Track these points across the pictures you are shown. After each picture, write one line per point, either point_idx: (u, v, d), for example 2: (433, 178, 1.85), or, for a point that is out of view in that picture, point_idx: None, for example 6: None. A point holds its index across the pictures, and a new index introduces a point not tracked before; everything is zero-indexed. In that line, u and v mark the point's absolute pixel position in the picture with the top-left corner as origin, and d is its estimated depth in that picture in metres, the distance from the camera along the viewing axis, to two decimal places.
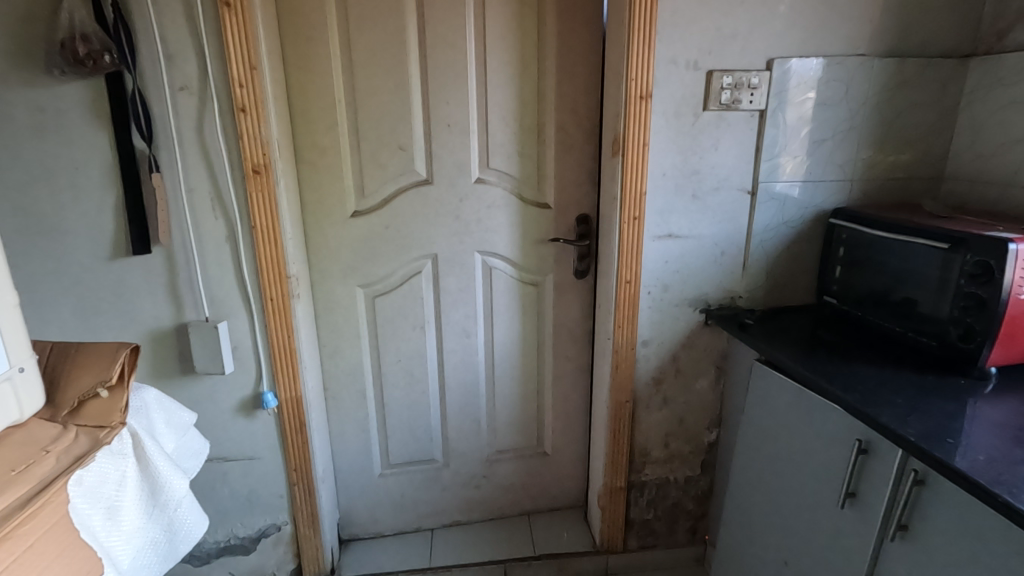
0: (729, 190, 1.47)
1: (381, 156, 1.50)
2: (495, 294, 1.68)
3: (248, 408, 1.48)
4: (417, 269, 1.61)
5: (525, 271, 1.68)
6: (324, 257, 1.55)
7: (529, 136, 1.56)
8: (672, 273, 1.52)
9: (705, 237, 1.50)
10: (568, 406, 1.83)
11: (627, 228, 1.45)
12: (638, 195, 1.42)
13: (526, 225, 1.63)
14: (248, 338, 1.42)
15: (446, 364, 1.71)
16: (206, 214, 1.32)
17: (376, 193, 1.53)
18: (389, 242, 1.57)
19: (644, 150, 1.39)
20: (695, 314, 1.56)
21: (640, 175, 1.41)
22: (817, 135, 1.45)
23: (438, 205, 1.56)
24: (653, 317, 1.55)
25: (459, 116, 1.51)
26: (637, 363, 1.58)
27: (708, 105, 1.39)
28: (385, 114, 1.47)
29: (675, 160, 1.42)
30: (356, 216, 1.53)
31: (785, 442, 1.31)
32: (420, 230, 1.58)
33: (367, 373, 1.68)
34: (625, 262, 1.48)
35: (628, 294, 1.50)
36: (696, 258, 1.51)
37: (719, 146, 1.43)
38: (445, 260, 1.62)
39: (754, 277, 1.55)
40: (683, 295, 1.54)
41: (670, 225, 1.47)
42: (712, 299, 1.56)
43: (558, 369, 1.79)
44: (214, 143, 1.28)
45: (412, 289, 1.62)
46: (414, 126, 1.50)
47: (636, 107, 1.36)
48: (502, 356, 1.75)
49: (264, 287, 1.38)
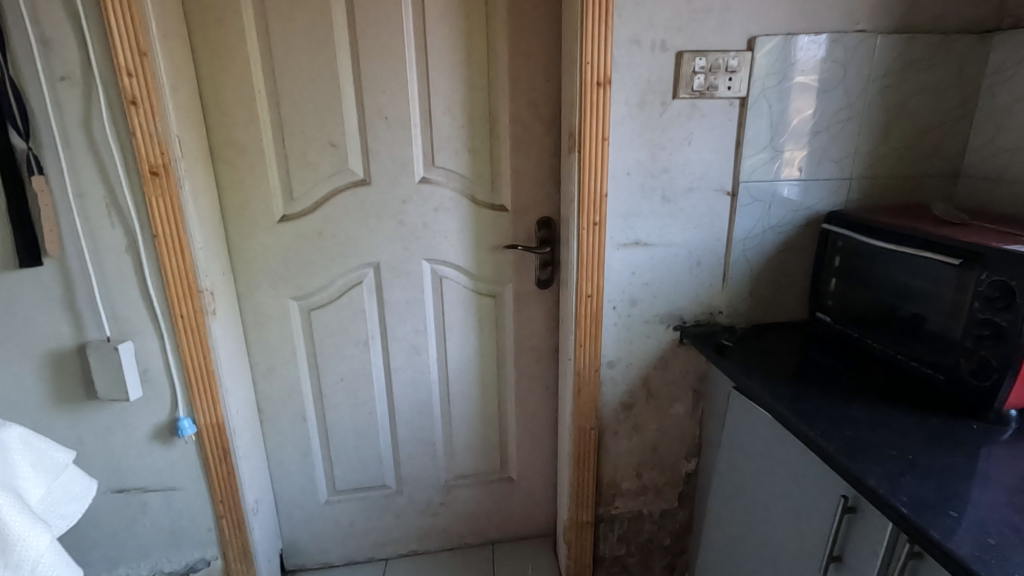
0: (705, 191, 1.27)
1: (310, 154, 1.33)
2: (448, 307, 1.51)
3: (165, 435, 1.33)
4: (358, 279, 1.44)
5: (481, 281, 1.50)
6: (251, 267, 1.39)
7: (481, 129, 1.38)
8: (640, 286, 1.33)
9: (678, 245, 1.30)
10: (534, 429, 1.66)
11: (586, 236, 1.26)
12: (598, 197, 1.23)
13: (479, 230, 1.45)
14: (159, 359, 1.27)
15: (395, 383, 1.55)
16: (101, 221, 1.17)
17: (306, 195, 1.36)
18: (324, 250, 1.40)
19: (604, 145, 1.20)
20: (668, 332, 1.38)
21: (600, 175, 1.22)
22: (809, 126, 1.24)
23: (377, 208, 1.39)
24: (619, 335, 1.36)
25: (397, 108, 1.33)
26: (602, 386, 1.40)
27: (679, 92, 1.19)
28: (313, 107, 1.30)
29: (642, 157, 1.23)
30: (284, 221, 1.37)
31: (765, 487, 1.12)
32: (359, 236, 1.41)
33: (306, 393, 1.52)
34: (585, 274, 1.29)
35: (589, 310, 1.32)
36: (668, 268, 1.32)
37: (692, 140, 1.23)
38: (389, 269, 1.45)
39: (736, 290, 1.35)
40: (654, 311, 1.35)
41: (637, 232, 1.28)
42: (688, 315, 1.37)
43: (521, 389, 1.61)
44: (105, 141, 1.12)
45: (352, 302, 1.46)
46: (347, 119, 1.32)
47: (592, 95, 1.17)
48: (458, 374, 1.58)
49: (172, 304, 1.23)
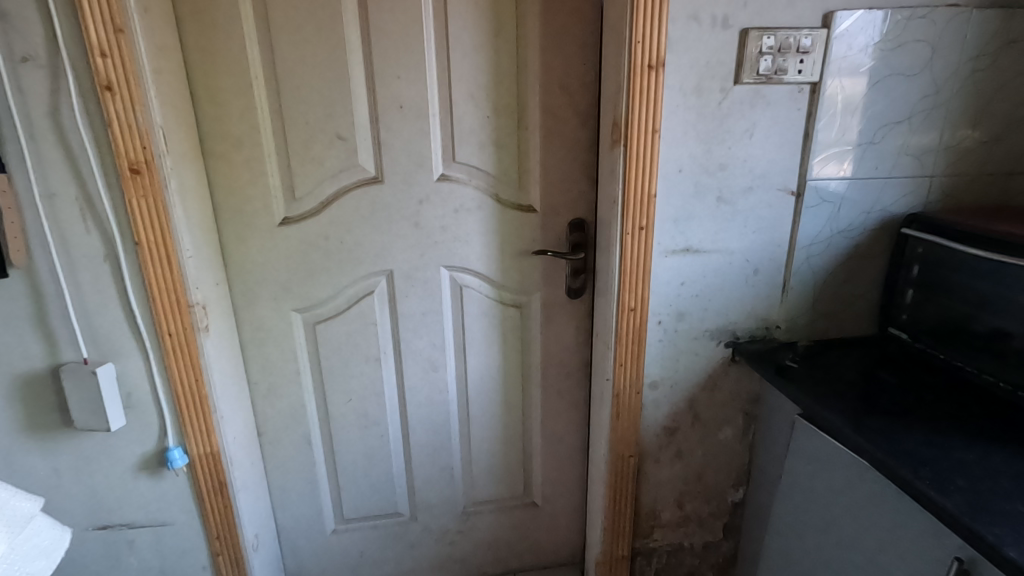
0: (767, 191, 1.11)
1: (314, 148, 1.17)
2: (468, 319, 1.35)
3: (153, 466, 1.18)
4: (369, 288, 1.29)
5: (505, 290, 1.35)
6: (248, 276, 1.23)
7: (508, 120, 1.22)
8: (689, 297, 1.17)
9: (734, 252, 1.15)
10: (561, 450, 1.51)
11: (630, 242, 1.11)
12: (645, 198, 1.08)
13: (504, 234, 1.30)
14: (145, 382, 1.12)
15: (410, 402, 1.40)
16: (75, 226, 1.01)
17: (310, 195, 1.20)
18: (330, 257, 1.25)
19: (654, 138, 1.04)
20: (719, 349, 1.22)
21: (648, 173, 1.06)
22: (887, 116, 1.08)
23: (391, 210, 1.24)
24: (664, 353, 1.21)
25: (413, 96, 1.17)
26: (644, 409, 1.25)
27: (741, 77, 1.03)
28: (318, 94, 1.14)
29: (696, 152, 1.07)
30: (286, 224, 1.21)
31: (851, 540, 0.97)
32: (370, 241, 1.25)
33: (311, 415, 1.37)
34: (628, 285, 1.14)
35: (632, 325, 1.17)
36: (722, 278, 1.16)
37: (754, 132, 1.07)
38: (403, 277, 1.29)
39: (797, 303, 1.19)
40: (704, 326, 1.20)
41: (687, 237, 1.13)
42: (741, 330, 1.21)
43: (547, 407, 1.46)
44: (77, 133, 0.96)
45: (362, 314, 1.30)
46: (356, 109, 1.16)
47: (642, 81, 1.01)
48: (479, 392, 1.42)
49: (158, 320, 1.07)
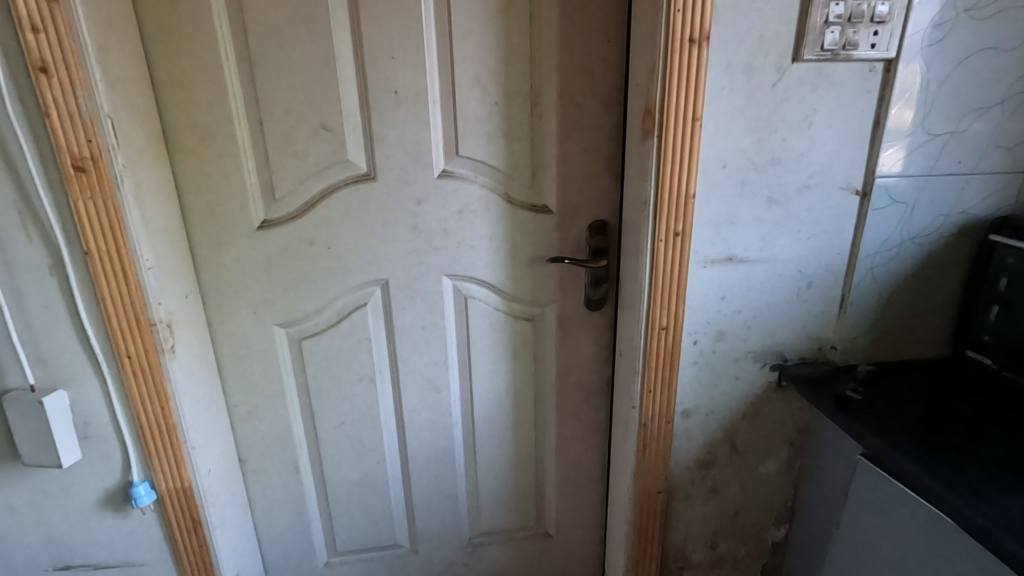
0: (827, 190, 0.94)
1: (296, 140, 1.01)
2: (474, 334, 1.20)
3: (118, 502, 1.04)
4: (361, 300, 1.14)
5: (516, 301, 1.19)
6: (224, 287, 1.08)
7: (520, 107, 1.05)
8: (730, 314, 1.00)
9: (785, 262, 0.98)
10: (577, 478, 1.35)
11: (663, 250, 0.94)
12: (681, 199, 0.91)
13: (515, 238, 1.14)
14: (103, 410, 0.98)
15: (409, 425, 1.25)
16: (14, 234, 0.86)
17: (293, 195, 1.05)
18: (317, 265, 1.10)
19: (693, 128, 0.87)
20: (764, 373, 1.05)
21: (685, 169, 0.89)
22: (975, 99, 0.90)
23: (385, 212, 1.08)
24: (700, 377, 1.05)
25: (410, 80, 1.01)
26: (675, 440, 1.09)
27: (801, 54, 0.85)
28: (299, 78, 0.98)
29: (744, 144, 0.90)
30: (265, 228, 1.06)
31: None
32: (362, 247, 1.10)
33: (298, 440, 1.22)
34: (658, 301, 0.98)
35: (663, 345, 1.00)
36: (769, 292, 1.00)
37: (814, 120, 0.90)
38: (400, 287, 1.14)
39: (857, 321, 1.02)
40: (746, 347, 1.03)
41: (730, 245, 0.96)
42: (790, 351, 1.04)
43: (563, 431, 1.31)
44: (9, 124, 0.81)
45: (354, 329, 1.15)
46: (344, 95, 1.01)
47: (680, 58, 0.84)
48: (486, 415, 1.27)
49: (115, 341, 0.93)
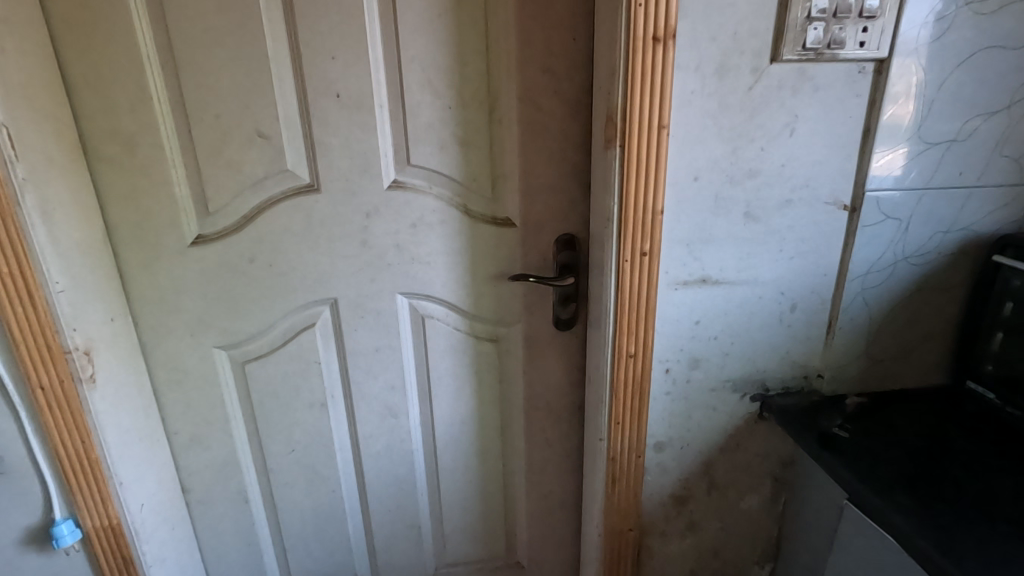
0: (811, 205, 0.84)
1: (230, 149, 0.93)
2: (433, 355, 1.11)
3: (41, 540, 0.97)
4: (309, 321, 1.05)
5: (478, 321, 1.10)
6: (157, 308, 1.00)
7: (476, 112, 0.96)
8: (705, 340, 0.91)
9: (765, 283, 0.88)
10: (549, 507, 1.26)
11: (629, 271, 0.85)
12: (648, 215, 0.82)
13: (475, 254, 1.05)
14: (18, 444, 0.90)
15: (366, 453, 1.16)
16: None
17: (228, 208, 0.96)
18: (259, 284, 1.01)
19: (659, 136, 0.78)
20: (744, 404, 0.96)
21: (651, 182, 0.80)
22: (977, 104, 0.80)
23: (331, 226, 0.99)
24: (673, 407, 0.95)
25: (353, 83, 0.92)
26: (647, 474, 1.00)
27: (781, 53, 0.76)
28: (230, 81, 0.89)
29: (717, 154, 0.80)
30: (200, 243, 0.97)
31: None
32: (307, 264, 1.01)
33: (246, 468, 1.14)
34: (625, 326, 0.88)
35: (631, 374, 0.91)
36: (748, 316, 0.90)
37: (796, 128, 0.80)
38: (350, 307, 1.05)
39: (846, 348, 0.93)
40: (724, 376, 0.94)
41: (704, 265, 0.86)
42: (772, 380, 0.95)
43: (532, 458, 1.22)
44: None
45: (302, 352, 1.06)
46: (281, 100, 0.92)
47: (643, 58, 0.74)
48: (449, 441, 1.18)
49: (24, 371, 0.85)
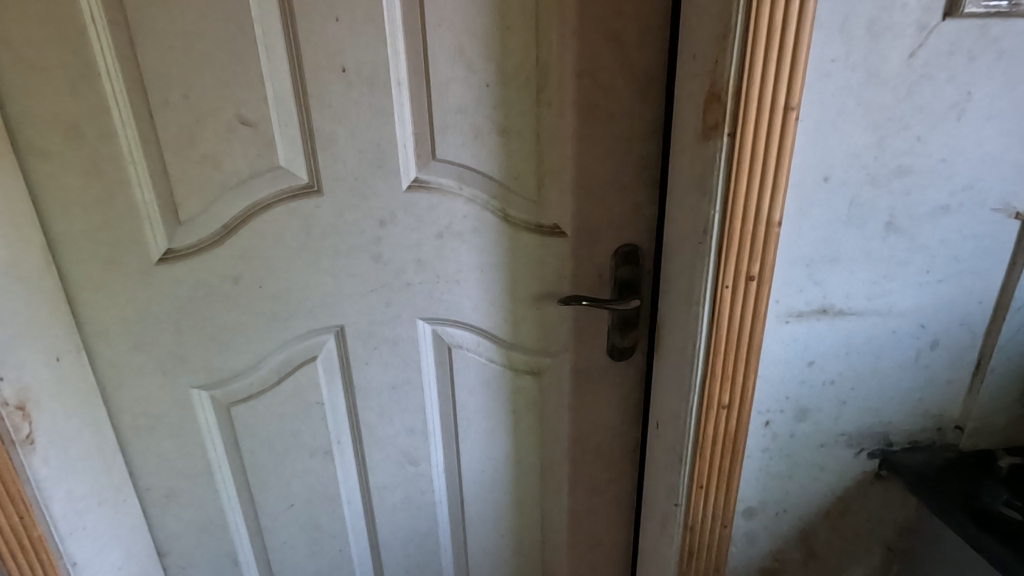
0: (974, 212, 0.64)
1: (205, 140, 0.72)
2: (461, 392, 0.91)
3: None
4: (309, 354, 0.85)
5: (517, 351, 0.90)
6: (118, 341, 0.79)
7: (521, 91, 0.75)
8: (818, 385, 0.71)
9: (902, 314, 0.68)
10: (595, 564, 1.07)
11: (729, 303, 0.65)
12: (760, 229, 0.61)
13: (515, 270, 0.84)
14: None
15: (379, 506, 0.97)
16: None
17: (205, 216, 0.75)
18: (245, 310, 0.80)
19: (785, 121, 0.57)
20: (859, 461, 0.76)
21: (769, 184, 0.59)
22: None
23: (336, 238, 0.79)
24: (770, 466, 0.76)
25: (364, 53, 0.71)
26: (732, 545, 0.80)
27: (960, 5, 0.55)
28: (203, 50, 0.68)
29: (858, 145, 0.60)
30: (169, 261, 0.76)
31: None
32: (305, 285, 0.80)
33: (234, 528, 0.94)
34: (718, 372, 0.68)
35: (722, 428, 0.71)
36: (876, 356, 0.70)
37: (966, 110, 0.59)
38: (360, 336, 0.85)
39: (998, 395, 0.72)
40: (838, 428, 0.74)
41: (826, 292, 0.66)
42: (897, 432, 0.75)
43: (578, 509, 1.02)
44: None
45: (301, 391, 0.86)
46: (270, 76, 0.71)
47: (770, 13, 0.53)
48: (479, 491, 0.98)
49: None
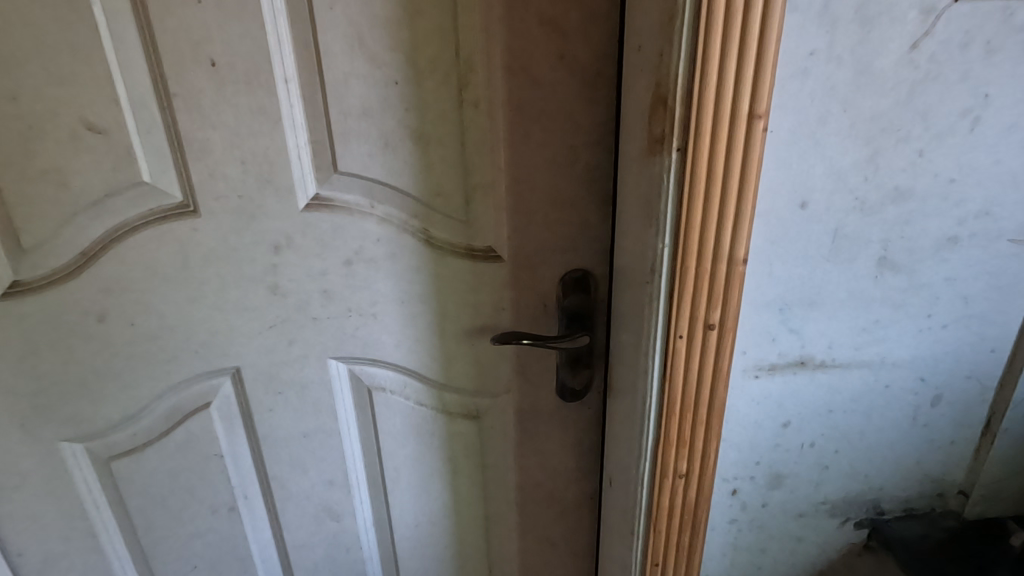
0: (987, 244, 0.51)
1: (45, 150, 0.58)
2: (387, 439, 0.78)
3: None
4: (199, 400, 0.72)
5: (449, 393, 0.77)
6: None
7: (438, 89, 0.61)
8: (795, 448, 0.59)
9: (897, 366, 0.55)
10: None
11: (683, 356, 0.53)
12: (719, 268, 0.49)
13: (443, 301, 0.71)
14: None
15: (299, 566, 0.84)
16: None
17: (54, 242, 0.62)
18: (116, 352, 0.67)
19: (749, 134, 0.44)
20: (844, 532, 0.64)
21: (729, 212, 0.47)
22: None
23: (221, 266, 0.65)
24: (738, 540, 0.63)
25: (237, 43, 0.57)
26: None
27: None
28: (29, 39, 0.55)
29: (842, 162, 0.47)
30: (15, 296, 0.63)
31: None
32: (188, 322, 0.67)
33: None
34: (672, 437, 0.56)
35: (679, 499, 0.59)
36: (865, 414, 0.58)
37: (982, 117, 0.46)
38: (260, 379, 0.72)
39: (1013, 459, 0.60)
40: (818, 496, 0.62)
41: (804, 341, 0.53)
42: (890, 499, 0.63)
43: (528, 564, 0.90)
44: None
45: (194, 443, 0.74)
46: (120, 71, 0.57)
47: None
48: (414, 546, 0.86)
49: None
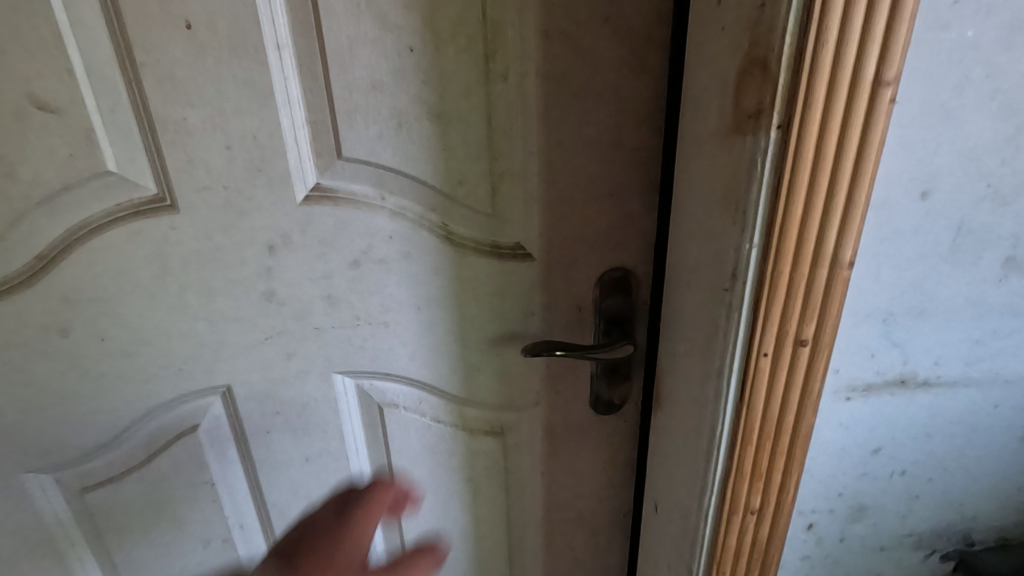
0: None
1: None
2: (400, 461, 0.70)
3: None
4: (185, 424, 0.62)
5: (470, 408, 0.68)
6: None
7: (462, 57, 0.51)
8: (884, 477, 0.51)
9: (1010, 383, 0.47)
10: None
11: (766, 377, 0.44)
12: (819, 274, 0.40)
13: (465, 306, 0.62)
14: None
15: None
16: None
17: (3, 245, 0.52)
18: (85, 371, 0.58)
19: (872, 108, 0.35)
20: (928, 566, 0.56)
21: (837, 206, 0.38)
22: None
23: (205, 270, 0.56)
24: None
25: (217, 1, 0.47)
26: None
27: None
28: None
29: (976, 143, 0.38)
30: None
31: None
32: (169, 336, 0.58)
33: None
34: (746, 468, 0.48)
35: (749, 536, 0.51)
36: (967, 438, 0.49)
37: None
38: (255, 399, 0.62)
39: None
40: (904, 529, 0.54)
41: (907, 356, 0.45)
42: (983, 530, 0.55)
43: None
44: None
45: (180, 471, 0.64)
46: (73, 36, 0.47)
47: None
48: None
49: None
